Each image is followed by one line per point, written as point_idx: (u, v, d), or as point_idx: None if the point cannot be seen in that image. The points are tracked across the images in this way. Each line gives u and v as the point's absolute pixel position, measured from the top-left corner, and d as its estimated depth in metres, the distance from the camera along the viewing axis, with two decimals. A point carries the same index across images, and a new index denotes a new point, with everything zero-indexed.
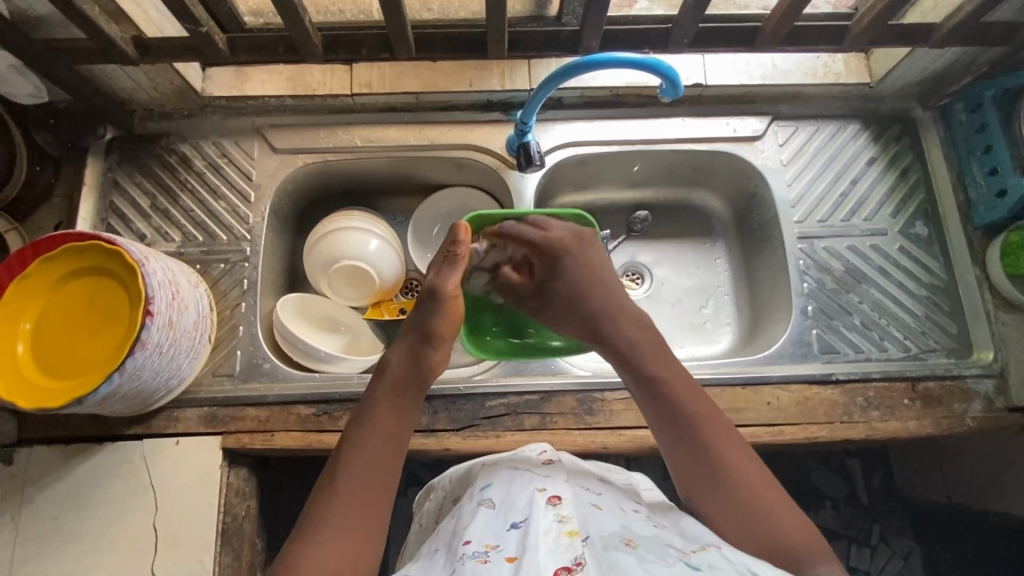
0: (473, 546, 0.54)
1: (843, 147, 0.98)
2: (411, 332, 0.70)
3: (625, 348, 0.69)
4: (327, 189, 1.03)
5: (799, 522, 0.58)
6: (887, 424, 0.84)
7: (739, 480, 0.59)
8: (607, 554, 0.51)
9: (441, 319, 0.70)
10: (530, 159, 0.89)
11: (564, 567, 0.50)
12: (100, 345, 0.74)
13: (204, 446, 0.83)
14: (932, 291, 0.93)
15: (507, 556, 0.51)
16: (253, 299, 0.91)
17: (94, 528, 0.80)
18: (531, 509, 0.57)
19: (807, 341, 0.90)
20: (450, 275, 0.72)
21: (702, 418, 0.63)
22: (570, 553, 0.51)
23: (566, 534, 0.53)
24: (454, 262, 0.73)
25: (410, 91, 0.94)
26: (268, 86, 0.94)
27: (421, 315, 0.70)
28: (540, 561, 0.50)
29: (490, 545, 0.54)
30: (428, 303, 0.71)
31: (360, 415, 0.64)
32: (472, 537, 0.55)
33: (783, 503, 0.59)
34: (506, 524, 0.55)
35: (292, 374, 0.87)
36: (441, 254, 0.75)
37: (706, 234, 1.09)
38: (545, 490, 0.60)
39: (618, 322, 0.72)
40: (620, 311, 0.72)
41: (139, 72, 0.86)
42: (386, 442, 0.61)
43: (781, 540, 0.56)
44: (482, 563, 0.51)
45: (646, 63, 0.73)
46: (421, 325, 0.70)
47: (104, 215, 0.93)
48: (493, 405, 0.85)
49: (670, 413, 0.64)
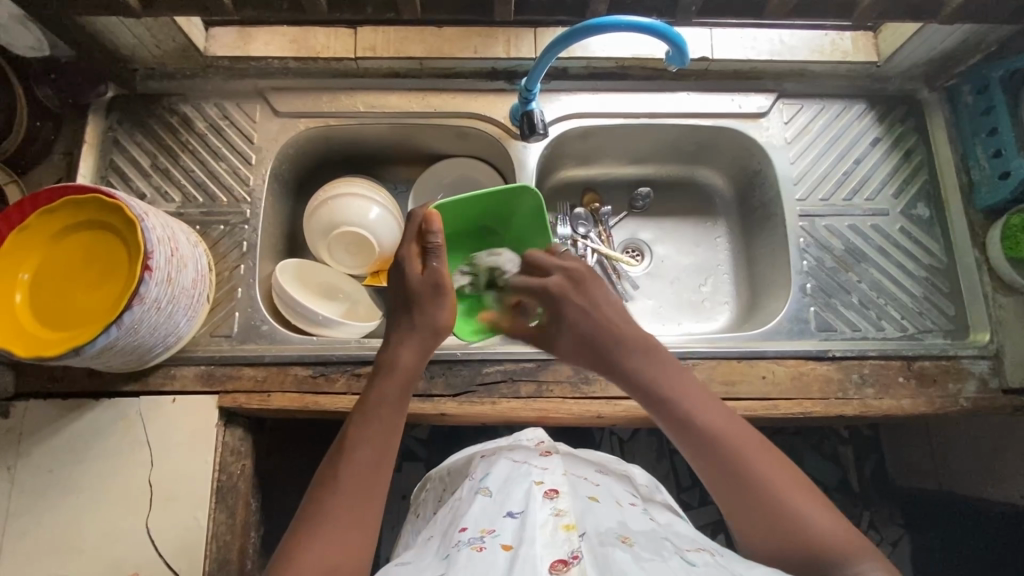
0: (468, 533, 0.56)
1: (847, 127, 0.98)
2: (415, 328, 0.67)
3: (632, 378, 0.65)
4: (328, 155, 1.03)
5: (828, 518, 0.56)
6: (881, 402, 0.85)
7: (775, 493, 0.57)
8: (603, 549, 0.52)
9: (442, 314, 0.68)
10: (534, 127, 0.90)
11: (561, 560, 0.50)
12: (100, 298, 0.74)
13: (200, 404, 0.83)
14: (931, 272, 0.93)
15: (502, 543, 0.53)
16: (253, 262, 0.91)
17: (90, 483, 0.80)
18: (529, 500, 0.57)
19: (804, 319, 0.90)
20: (442, 269, 0.68)
21: (727, 445, 0.59)
22: (568, 547, 0.51)
23: (562, 527, 0.53)
24: (438, 254, 0.68)
25: (414, 56, 0.93)
26: (271, 47, 0.93)
27: (422, 310, 0.67)
28: (537, 552, 0.50)
29: (485, 530, 0.56)
30: (427, 298, 0.67)
31: (362, 409, 0.62)
32: (468, 524, 0.57)
33: (807, 497, 0.57)
34: (503, 511, 0.57)
35: (290, 337, 0.88)
36: (413, 246, 0.69)
37: (708, 212, 1.09)
38: (542, 482, 0.60)
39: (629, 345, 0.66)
40: (630, 338, 0.66)
41: (141, 28, 0.85)
42: (384, 437, 0.61)
43: (816, 539, 0.55)
44: (478, 550, 0.53)
45: (653, 28, 0.73)
46: (424, 322, 0.67)
47: (104, 172, 0.93)
48: (489, 372, 0.85)
49: (691, 439, 0.61)
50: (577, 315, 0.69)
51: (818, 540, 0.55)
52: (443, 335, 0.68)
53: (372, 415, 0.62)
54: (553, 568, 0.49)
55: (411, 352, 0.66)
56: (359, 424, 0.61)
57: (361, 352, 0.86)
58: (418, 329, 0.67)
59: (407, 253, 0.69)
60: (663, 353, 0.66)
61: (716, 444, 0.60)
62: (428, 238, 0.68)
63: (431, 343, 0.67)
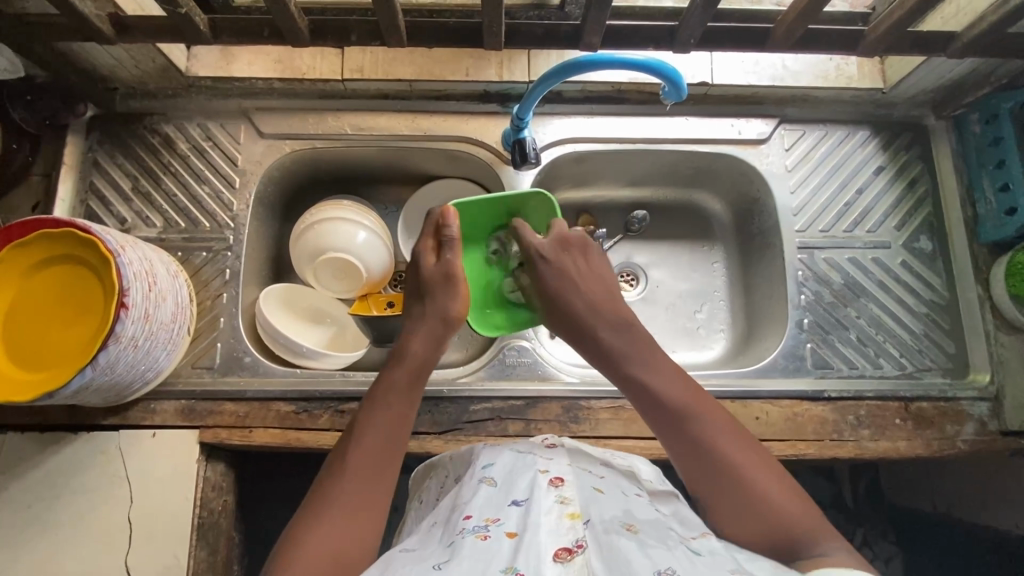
0: (473, 521, 0.54)
1: (850, 155, 0.95)
2: (426, 317, 0.70)
3: (602, 354, 0.68)
4: (315, 175, 0.99)
5: (792, 503, 0.57)
6: (877, 445, 0.83)
7: (746, 479, 0.58)
8: (607, 538, 0.50)
9: (454, 303, 0.70)
10: (525, 155, 0.86)
11: (565, 548, 0.49)
12: (72, 337, 0.72)
13: (180, 439, 0.81)
14: (932, 308, 0.90)
15: (507, 531, 0.51)
16: (236, 290, 0.89)
17: (69, 520, 0.79)
18: (533, 489, 0.56)
19: (800, 355, 0.88)
20: (454, 260, 0.72)
21: (687, 415, 0.61)
22: (572, 535, 0.50)
23: (567, 516, 0.52)
24: (450, 246, 0.72)
25: (403, 78, 0.90)
26: (254, 67, 0.90)
27: (434, 299, 0.71)
28: (540, 540, 0.49)
29: (490, 520, 0.54)
30: (437, 287, 0.71)
31: (373, 394, 0.65)
32: (473, 512, 0.55)
33: (774, 481, 0.58)
34: (507, 500, 0.56)
35: (274, 370, 0.86)
36: (428, 238, 0.74)
37: (706, 236, 1.06)
38: (547, 470, 0.59)
39: (598, 323, 0.69)
40: (599, 313, 0.69)
41: (119, 50, 0.81)
42: (394, 422, 0.63)
43: (776, 523, 0.55)
44: (482, 539, 0.51)
45: (648, 64, 0.70)
46: (435, 310, 0.70)
47: (83, 196, 0.90)
48: (476, 410, 0.83)
49: (653, 413, 0.63)
50: (559, 290, 0.71)
51: (785, 518, 0.56)
52: (455, 325, 0.71)
53: (381, 399, 0.63)
54: (557, 556, 0.48)
55: (419, 342, 0.68)
56: (369, 408, 0.63)
57: (345, 388, 0.84)
58: (428, 316, 0.70)
59: (422, 247, 0.73)
60: (636, 328, 0.69)
61: (680, 419, 0.61)
62: (443, 232, 0.73)
63: (442, 332, 0.70)
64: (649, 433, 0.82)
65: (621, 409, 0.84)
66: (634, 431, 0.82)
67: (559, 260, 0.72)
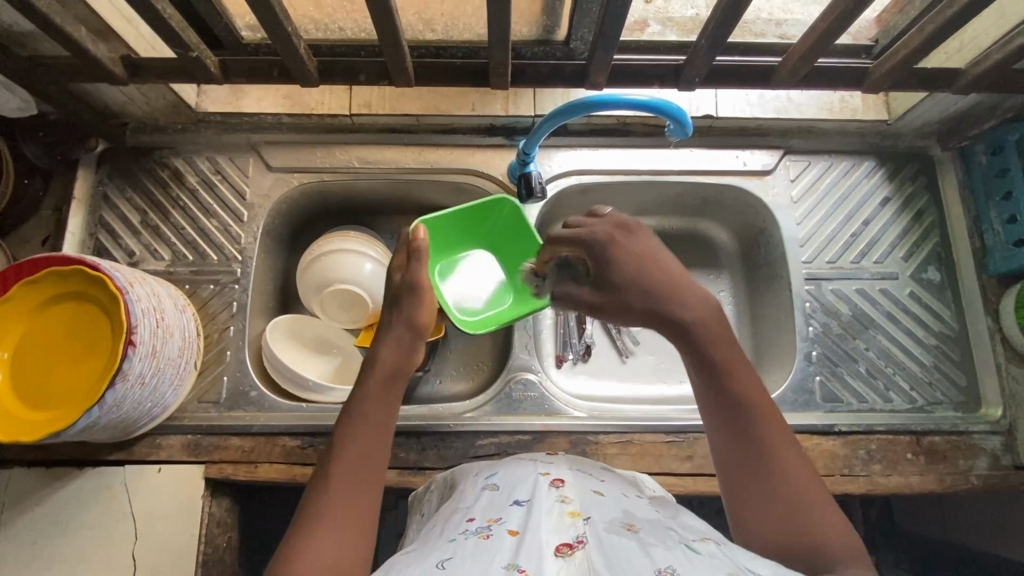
0: (475, 522, 0.53)
1: (856, 185, 0.95)
2: (393, 326, 0.67)
3: (677, 328, 0.60)
4: (322, 208, 1.00)
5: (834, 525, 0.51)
6: (888, 480, 0.82)
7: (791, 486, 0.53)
8: (609, 535, 0.48)
9: (421, 311, 0.69)
10: (531, 190, 0.86)
11: (566, 543, 0.48)
12: (80, 374, 0.72)
13: (185, 474, 0.81)
14: (942, 340, 0.90)
15: (510, 529, 0.50)
16: (242, 323, 0.89)
17: (72, 558, 0.78)
18: (536, 489, 0.55)
19: (809, 389, 0.87)
20: (420, 270, 0.70)
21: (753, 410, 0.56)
22: (572, 531, 0.49)
23: (568, 514, 0.51)
24: (417, 257, 0.70)
25: (410, 113, 0.91)
26: (264, 103, 0.92)
27: (401, 309, 0.68)
28: (543, 537, 0.48)
29: (492, 520, 0.52)
30: (406, 298, 0.69)
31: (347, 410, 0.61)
32: (475, 514, 0.54)
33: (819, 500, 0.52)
34: (509, 500, 0.55)
35: (280, 404, 0.86)
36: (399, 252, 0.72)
37: (712, 265, 1.05)
38: (548, 473, 0.59)
39: (683, 300, 0.61)
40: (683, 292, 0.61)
41: (131, 89, 0.82)
42: (372, 435, 0.59)
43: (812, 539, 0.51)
44: (484, 538, 0.49)
45: (653, 104, 0.71)
46: (402, 319, 0.68)
47: (93, 230, 0.91)
48: (482, 444, 0.83)
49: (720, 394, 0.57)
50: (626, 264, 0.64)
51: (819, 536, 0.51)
52: (423, 333, 0.69)
53: (356, 413, 0.60)
54: (558, 551, 0.47)
55: (391, 349, 0.65)
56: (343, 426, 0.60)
57: None
58: (397, 327, 0.67)
59: (396, 264, 0.73)
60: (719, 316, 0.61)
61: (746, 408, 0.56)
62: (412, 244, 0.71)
63: (411, 340, 0.67)
64: (657, 469, 0.82)
65: (628, 444, 0.83)
66: (643, 466, 0.82)
67: (625, 245, 0.66)
